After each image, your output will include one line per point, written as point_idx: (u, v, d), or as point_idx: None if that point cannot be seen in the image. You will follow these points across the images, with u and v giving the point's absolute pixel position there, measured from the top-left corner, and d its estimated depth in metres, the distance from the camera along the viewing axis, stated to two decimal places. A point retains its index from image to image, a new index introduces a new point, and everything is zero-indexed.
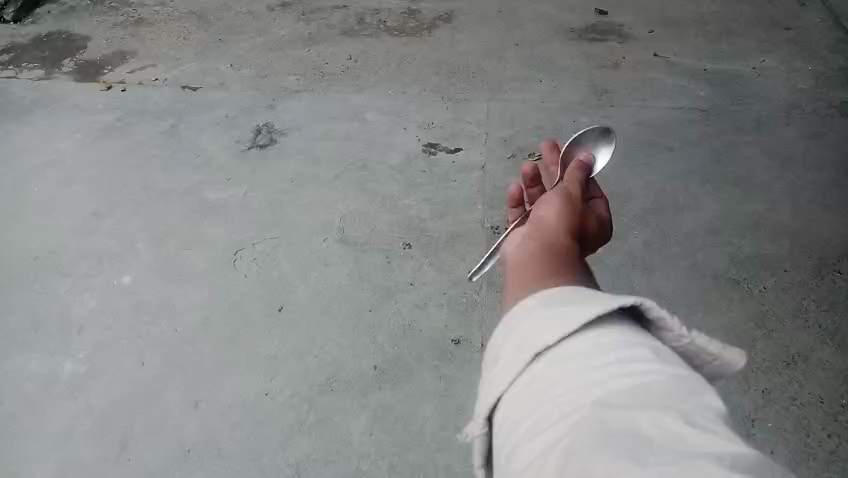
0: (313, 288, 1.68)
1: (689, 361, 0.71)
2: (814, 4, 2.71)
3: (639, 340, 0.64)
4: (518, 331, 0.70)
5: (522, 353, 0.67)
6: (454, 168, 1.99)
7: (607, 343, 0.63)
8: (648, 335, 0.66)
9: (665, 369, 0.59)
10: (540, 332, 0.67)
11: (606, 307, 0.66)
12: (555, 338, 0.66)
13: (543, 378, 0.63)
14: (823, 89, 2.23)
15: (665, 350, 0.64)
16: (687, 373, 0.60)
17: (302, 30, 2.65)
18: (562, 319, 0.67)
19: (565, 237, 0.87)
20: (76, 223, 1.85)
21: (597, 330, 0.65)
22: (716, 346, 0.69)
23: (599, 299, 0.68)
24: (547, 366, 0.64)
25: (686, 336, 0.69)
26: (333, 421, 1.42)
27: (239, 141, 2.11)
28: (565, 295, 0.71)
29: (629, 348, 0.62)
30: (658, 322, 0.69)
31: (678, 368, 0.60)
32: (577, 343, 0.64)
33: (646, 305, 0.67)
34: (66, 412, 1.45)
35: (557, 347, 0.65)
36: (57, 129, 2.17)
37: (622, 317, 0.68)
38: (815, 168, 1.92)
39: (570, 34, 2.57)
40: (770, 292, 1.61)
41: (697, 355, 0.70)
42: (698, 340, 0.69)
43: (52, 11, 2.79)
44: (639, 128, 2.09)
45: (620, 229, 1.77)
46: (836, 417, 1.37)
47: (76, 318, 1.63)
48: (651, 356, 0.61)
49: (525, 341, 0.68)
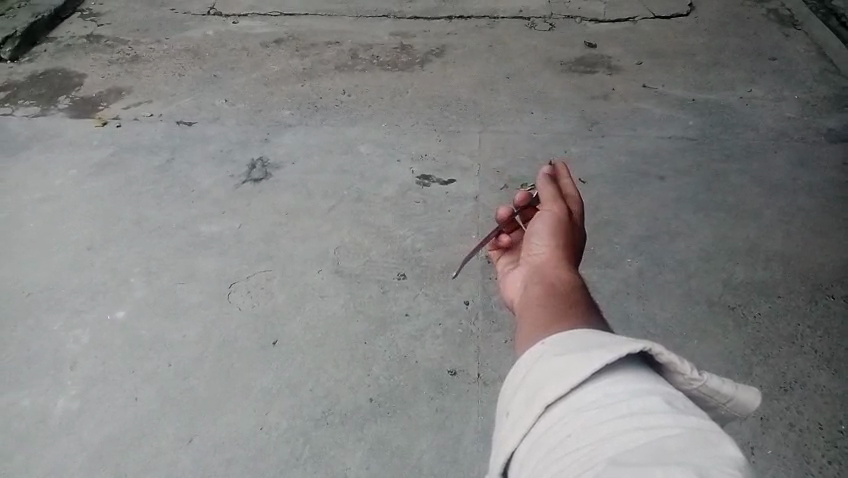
0: (308, 320, 1.67)
1: (702, 403, 0.70)
2: (797, 34, 2.77)
3: (651, 389, 0.63)
4: (528, 384, 0.70)
5: (534, 406, 0.66)
6: (447, 198, 2.01)
7: (619, 396, 0.62)
8: (661, 382, 0.65)
9: (677, 420, 0.58)
10: (550, 383, 0.67)
11: (612, 355, 0.65)
12: (565, 389, 0.65)
13: (553, 432, 0.63)
14: (809, 117, 2.27)
15: (678, 398, 0.62)
16: (704, 424, 0.58)
17: (295, 66, 2.68)
18: (571, 370, 0.66)
19: (566, 276, 0.91)
20: (70, 259, 1.85)
21: (607, 380, 0.65)
22: (729, 387, 0.68)
23: (608, 346, 0.68)
24: (557, 419, 0.64)
25: (697, 379, 0.68)
26: (329, 455, 1.41)
27: (233, 176, 2.12)
28: (576, 343, 0.71)
29: (640, 399, 0.61)
30: (670, 365, 0.67)
31: (692, 419, 0.58)
32: (587, 394, 0.64)
33: (655, 351, 0.66)
34: (58, 449, 1.43)
35: (568, 398, 0.65)
36: (52, 165, 2.17)
37: (633, 363, 0.67)
38: (805, 194, 1.95)
39: (560, 67, 2.62)
40: (765, 318, 1.61)
41: (710, 397, 0.69)
42: (711, 383, 0.68)
43: (48, 50, 2.82)
44: (630, 158, 2.12)
45: (613, 259, 1.78)
46: (835, 442, 1.36)
47: (69, 354, 1.61)
48: (663, 407, 0.60)
49: (535, 392, 0.68)
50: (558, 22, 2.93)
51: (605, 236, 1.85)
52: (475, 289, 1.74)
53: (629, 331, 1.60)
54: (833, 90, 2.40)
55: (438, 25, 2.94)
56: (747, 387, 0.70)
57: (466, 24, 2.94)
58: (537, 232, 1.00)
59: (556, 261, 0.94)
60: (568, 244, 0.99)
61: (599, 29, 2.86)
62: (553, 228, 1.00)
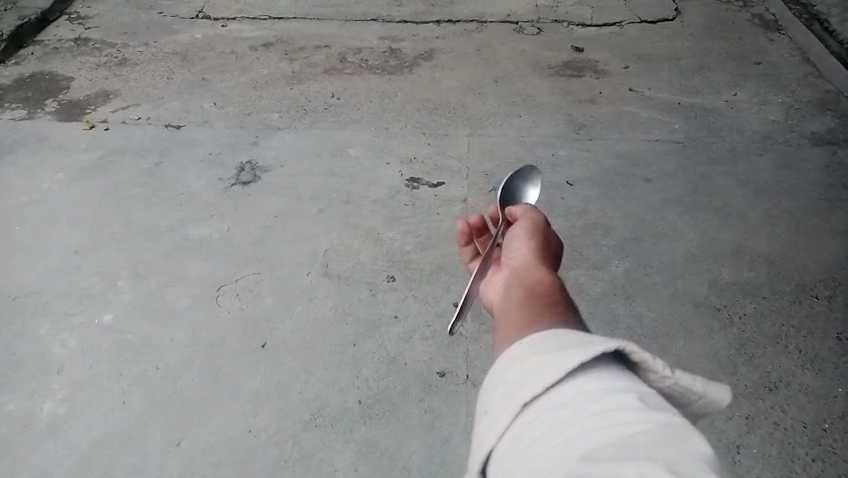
0: (297, 323, 1.67)
1: (674, 400, 0.71)
2: (781, 39, 2.80)
3: (626, 387, 0.63)
4: (505, 383, 0.70)
5: (511, 405, 0.67)
6: (436, 201, 2.02)
7: (593, 393, 0.63)
8: (635, 379, 0.66)
9: (651, 418, 0.59)
10: (527, 383, 0.68)
11: (587, 354, 0.66)
12: (541, 389, 0.66)
13: (529, 431, 0.63)
14: (793, 121, 2.29)
15: (652, 395, 0.63)
16: (676, 422, 0.58)
17: (284, 69, 2.69)
18: (547, 370, 0.67)
19: (546, 279, 0.92)
20: (58, 262, 1.84)
21: (582, 378, 0.65)
22: (699, 384, 0.70)
23: (583, 344, 0.69)
24: (533, 418, 0.64)
25: (669, 377, 0.69)
26: (318, 457, 1.41)
27: (222, 179, 2.12)
28: (551, 341, 0.72)
29: (613, 397, 0.62)
30: (643, 363, 0.68)
31: (663, 416, 0.59)
32: (563, 393, 0.64)
33: (630, 349, 0.67)
34: (45, 453, 1.43)
35: (544, 397, 0.65)
36: (39, 168, 2.17)
37: (608, 360, 0.67)
38: (789, 196, 1.97)
39: (548, 71, 2.64)
40: (750, 318, 1.63)
41: (682, 394, 0.70)
42: (682, 380, 0.69)
43: (35, 53, 2.80)
44: (617, 161, 2.14)
45: (600, 260, 1.79)
46: (819, 441, 1.38)
47: (56, 358, 1.61)
48: (637, 404, 0.61)
49: (512, 391, 0.68)
50: (545, 26, 2.95)
51: (592, 238, 1.86)
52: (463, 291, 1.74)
53: (617, 333, 1.61)
54: (816, 93, 2.43)
55: (426, 29, 2.96)
56: (716, 384, 0.71)
57: (454, 29, 2.95)
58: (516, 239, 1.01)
59: (537, 265, 0.95)
60: (547, 250, 1.01)
61: (586, 34, 2.88)
62: (532, 236, 1.02)
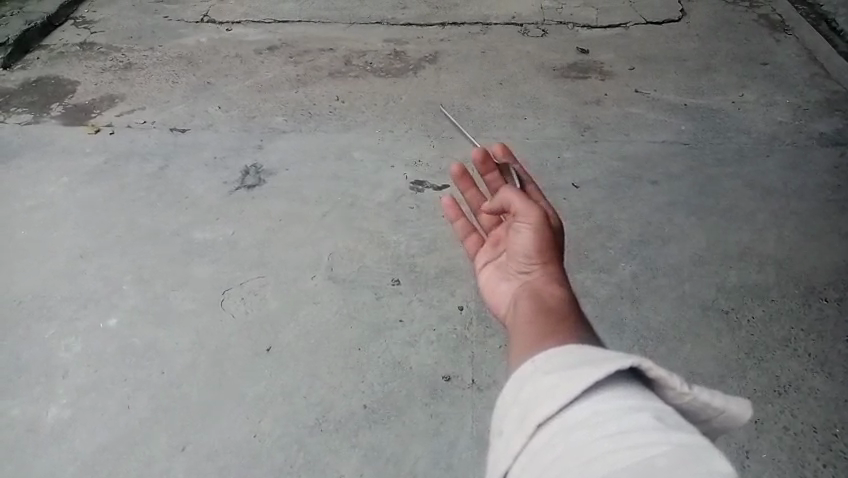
0: (303, 327, 1.67)
1: (692, 416, 0.69)
2: (788, 39, 2.78)
3: (642, 405, 0.62)
4: (519, 402, 0.69)
5: (526, 425, 0.66)
6: (440, 204, 2.01)
7: (610, 414, 0.61)
8: (651, 397, 0.64)
9: (670, 438, 0.57)
10: (541, 402, 0.66)
11: (602, 373, 0.64)
12: (555, 409, 0.64)
13: (544, 452, 0.62)
14: (801, 121, 2.28)
15: (670, 414, 0.62)
16: (695, 442, 0.57)
17: (289, 73, 2.69)
18: (561, 388, 0.65)
19: (558, 292, 0.91)
20: (62, 266, 1.84)
21: (596, 397, 0.64)
22: (719, 399, 0.68)
23: (598, 362, 0.67)
24: (548, 439, 0.63)
25: (687, 393, 0.67)
26: (323, 462, 1.40)
27: (228, 182, 2.12)
28: (564, 359, 0.71)
29: (630, 417, 0.60)
30: (659, 380, 0.66)
31: (681, 435, 0.58)
32: (578, 412, 0.63)
33: (645, 367, 0.65)
34: (49, 458, 1.42)
35: (559, 417, 0.64)
36: (45, 172, 2.17)
37: (623, 378, 0.66)
38: (797, 197, 1.96)
39: (553, 73, 2.63)
40: (758, 321, 1.62)
41: (701, 410, 0.68)
42: (701, 396, 0.67)
43: (41, 57, 2.81)
44: (623, 162, 2.12)
45: (607, 263, 1.78)
46: (831, 446, 1.36)
47: (61, 362, 1.60)
48: (655, 425, 0.59)
49: (526, 411, 0.67)
50: (550, 28, 2.94)
51: (598, 241, 1.85)
52: (469, 295, 1.73)
53: (624, 336, 1.60)
54: (823, 94, 2.42)
55: (431, 31, 2.95)
56: (737, 398, 0.69)
57: (459, 31, 2.94)
58: (528, 248, 0.95)
59: (549, 278, 0.93)
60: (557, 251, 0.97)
61: (592, 35, 2.87)
62: (544, 240, 0.95)
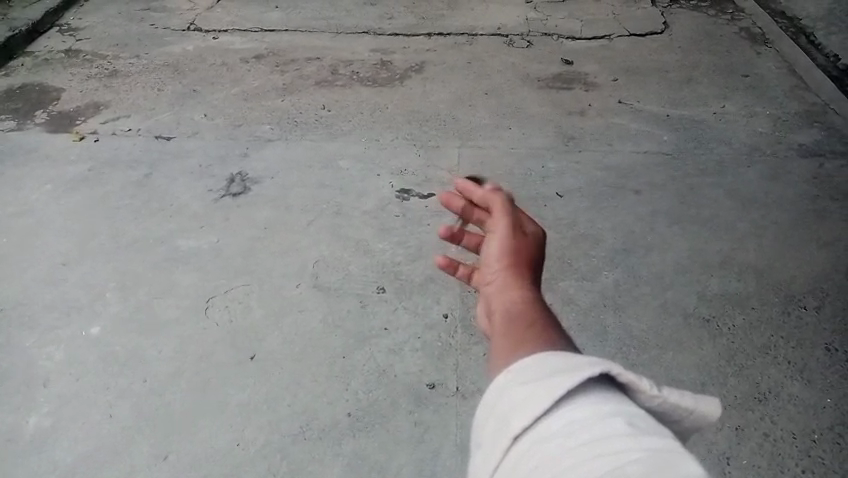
0: (287, 335, 1.67)
1: (667, 418, 0.70)
2: (768, 51, 2.83)
3: (615, 412, 0.63)
4: (495, 416, 0.69)
5: (503, 438, 0.66)
6: (425, 212, 2.03)
7: (584, 421, 0.62)
8: (623, 402, 0.65)
9: (642, 444, 0.58)
10: (517, 412, 0.67)
11: (574, 381, 0.65)
12: (531, 420, 0.65)
13: (521, 463, 0.62)
14: (780, 132, 2.31)
15: (642, 419, 0.62)
16: (667, 446, 0.58)
17: (275, 81, 2.69)
18: (536, 399, 0.66)
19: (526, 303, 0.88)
20: (44, 274, 1.83)
21: (570, 405, 0.64)
22: (690, 400, 0.69)
23: (570, 369, 0.68)
24: (524, 450, 0.63)
25: (659, 397, 0.68)
26: (307, 470, 1.40)
27: (212, 190, 2.12)
28: (538, 368, 0.71)
29: (603, 424, 0.61)
30: (631, 385, 0.67)
31: (655, 440, 0.58)
32: (553, 422, 0.63)
33: (615, 374, 0.66)
34: (28, 468, 1.40)
35: (535, 428, 0.64)
36: (28, 180, 2.16)
37: (595, 384, 0.67)
38: (777, 207, 1.98)
39: (537, 83, 2.65)
40: (739, 329, 1.63)
41: (674, 412, 0.69)
42: (672, 398, 0.69)
43: (25, 64, 2.80)
44: (607, 173, 2.14)
45: (590, 271, 1.79)
46: (809, 452, 1.38)
47: (43, 370, 1.59)
48: (628, 430, 0.60)
49: (503, 423, 0.67)
50: (535, 39, 2.97)
51: (581, 249, 1.86)
52: (453, 303, 1.74)
53: (606, 344, 1.61)
54: (802, 106, 2.46)
55: (417, 42, 2.97)
56: (707, 397, 0.71)
57: (445, 41, 2.97)
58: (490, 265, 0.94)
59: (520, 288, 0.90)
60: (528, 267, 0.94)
61: (576, 47, 2.90)
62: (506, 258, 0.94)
